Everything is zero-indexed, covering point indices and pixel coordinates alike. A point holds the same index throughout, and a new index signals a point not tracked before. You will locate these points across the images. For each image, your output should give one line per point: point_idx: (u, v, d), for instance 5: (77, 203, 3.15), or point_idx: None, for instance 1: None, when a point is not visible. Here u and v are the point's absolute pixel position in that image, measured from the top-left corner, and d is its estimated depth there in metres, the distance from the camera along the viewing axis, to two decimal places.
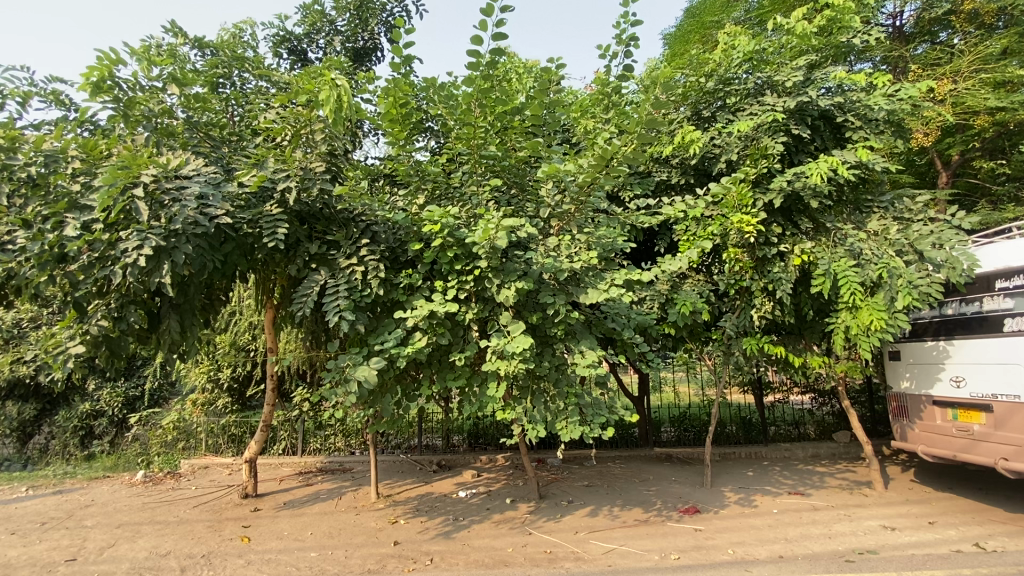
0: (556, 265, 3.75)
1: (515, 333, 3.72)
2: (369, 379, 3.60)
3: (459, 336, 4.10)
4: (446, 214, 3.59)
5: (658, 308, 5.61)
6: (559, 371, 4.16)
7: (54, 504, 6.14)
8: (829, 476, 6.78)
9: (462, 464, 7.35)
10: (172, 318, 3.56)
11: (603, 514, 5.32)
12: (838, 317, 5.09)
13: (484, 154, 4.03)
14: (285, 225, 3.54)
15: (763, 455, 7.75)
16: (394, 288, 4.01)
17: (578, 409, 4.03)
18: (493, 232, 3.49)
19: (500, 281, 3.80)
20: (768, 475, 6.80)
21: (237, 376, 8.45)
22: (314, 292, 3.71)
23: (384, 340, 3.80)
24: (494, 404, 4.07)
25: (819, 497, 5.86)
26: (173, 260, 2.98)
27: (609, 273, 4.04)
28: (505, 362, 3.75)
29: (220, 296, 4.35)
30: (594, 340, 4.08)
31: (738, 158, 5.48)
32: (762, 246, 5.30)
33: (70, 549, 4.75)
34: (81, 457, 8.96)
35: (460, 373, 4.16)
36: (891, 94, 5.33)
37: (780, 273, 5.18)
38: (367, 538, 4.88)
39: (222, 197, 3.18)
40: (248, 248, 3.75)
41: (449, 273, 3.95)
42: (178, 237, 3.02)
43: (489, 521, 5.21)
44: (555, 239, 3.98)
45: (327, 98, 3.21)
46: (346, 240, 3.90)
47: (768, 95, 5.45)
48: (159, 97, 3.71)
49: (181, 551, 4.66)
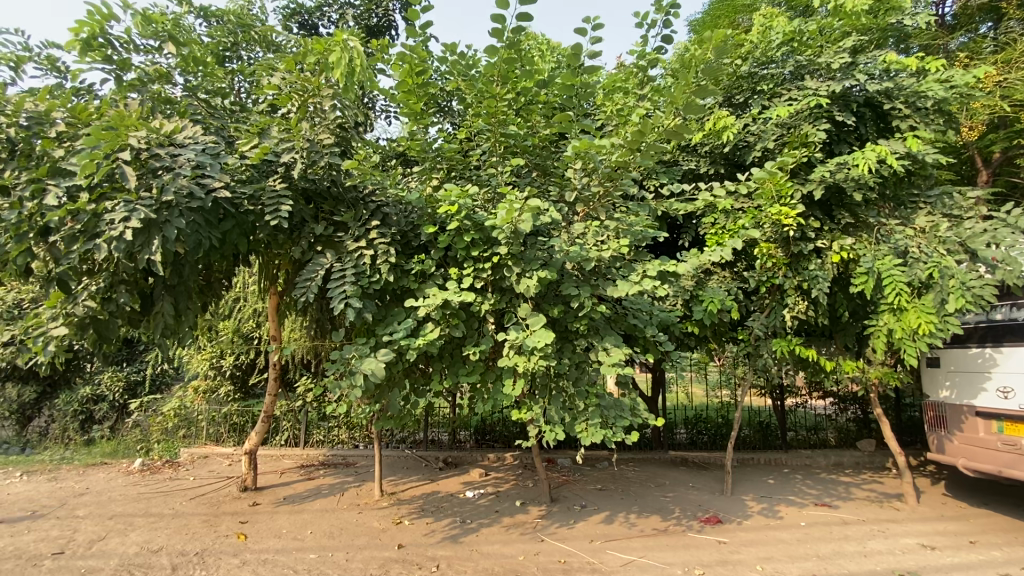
0: (582, 253, 3.42)
1: (535, 326, 3.42)
2: (376, 372, 3.29)
3: (474, 328, 3.79)
4: (465, 194, 3.28)
5: (682, 304, 5.29)
6: (579, 369, 3.86)
7: (48, 491, 5.94)
8: (855, 487, 6.44)
9: (468, 462, 7.09)
10: (165, 300, 3.28)
11: (619, 522, 5.01)
12: (880, 319, 4.74)
13: (506, 132, 3.69)
14: (289, 202, 3.26)
15: (783, 462, 7.42)
16: (404, 275, 3.70)
17: (600, 411, 3.73)
18: (516, 215, 3.18)
19: (521, 270, 3.49)
20: (790, 484, 6.48)
21: (240, 364, 8.23)
22: (319, 276, 3.41)
23: (393, 331, 3.50)
24: (509, 402, 3.77)
25: (848, 510, 5.53)
26: (165, 235, 2.69)
27: (639, 265, 3.70)
28: (524, 358, 3.44)
29: (219, 282, 4.08)
30: (619, 337, 3.76)
31: (774, 147, 5.08)
32: (798, 241, 4.97)
33: (59, 542, 4.52)
34: (81, 442, 8.78)
35: (474, 368, 3.85)
36: (943, 80, 4.94)
37: (816, 271, 4.85)
38: (369, 540, 4.60)
39: (220, 168, 2.89)
40: (249, 228, 3.46)
41: (464, 260, 3.65)
42: (171, 209, 2.74)
43: (498, 525, 4.93)
44: (581, 225, 3.65)
45: (338, 61, 2.90)
46: (354, 221, 3.60)
47: (809, 79, 5.08)
48: (152, 58, 3.42)
49: (173, 547, 4.41)
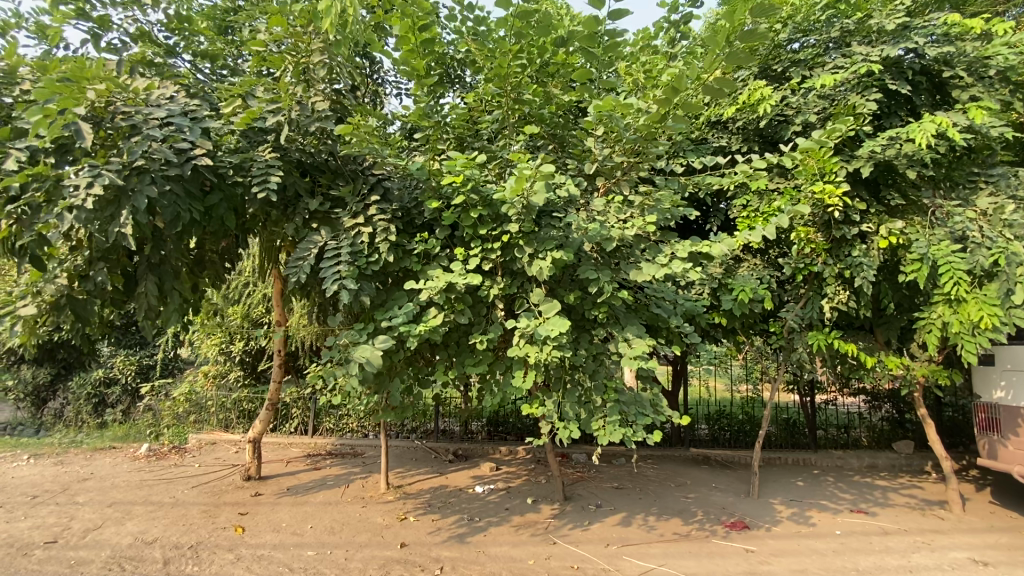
0: (602, 232, 3.05)
1: (549, 313, 3.08)
2: (372, 360, 3.00)
3: (482, 315, 3.46)
4: (472, 164, 2.93)
5: (709, 293, 4.91)
6: (596, 362, 3.53)
7: (52, 476, 5.86)
8: (892, 492, 6.01)
9: (480, 454, 6.83)
10: (148, 281, 3.02)
11: (637, 524, 4.69)
12: (933, 312, 4.29)
13: (518, 97, 3.31)
14: (278, 173, 2.98)
15: (812, 462, 7.00)
16: (406, 255, 3.39)
17: (619, 407, 3.38)
18: (527, 188, 2.84)
19: (533, 251, 3.14)
20: (820, 486, 6.07)
21: (249, 350, 7.93)
22: (312, 255, 3.11)
23: (394, 317, 3.19)
24: (519, 396, 3.45)
25: (886, 518, 5.11)
26: (134, 204, 2.41)
27: (666, 246, 3.32)
28: (535, 348, 3.11)
29: (217, 263, 3.84)
30: (641, 326, 3.38)
31: (817, 121, 4.62)
32: (840, 224, 4.53)
33: (54, 530, 4.39)
34: (94, 425, 8.75)
35: (482, 358, 3.53)
36: (1011, 45, 4.40)
37: (861, 257, 4.41)
38: (370, 537, 4.36)
39: (199, 131, 2.61)
40: (238, 201, 3.18)
41: (471, 239, 3.32)
42: (142, 176, 2.46)
43: (507, 524, 4.64)
44: (602, 201, 3.29)
45: (328, 9, 2.56)
46: (353, 196, 3.30)
47: (856, 45, 4.60)
48: (132, 13, 3.15)
49: (168, 539, 4.23)
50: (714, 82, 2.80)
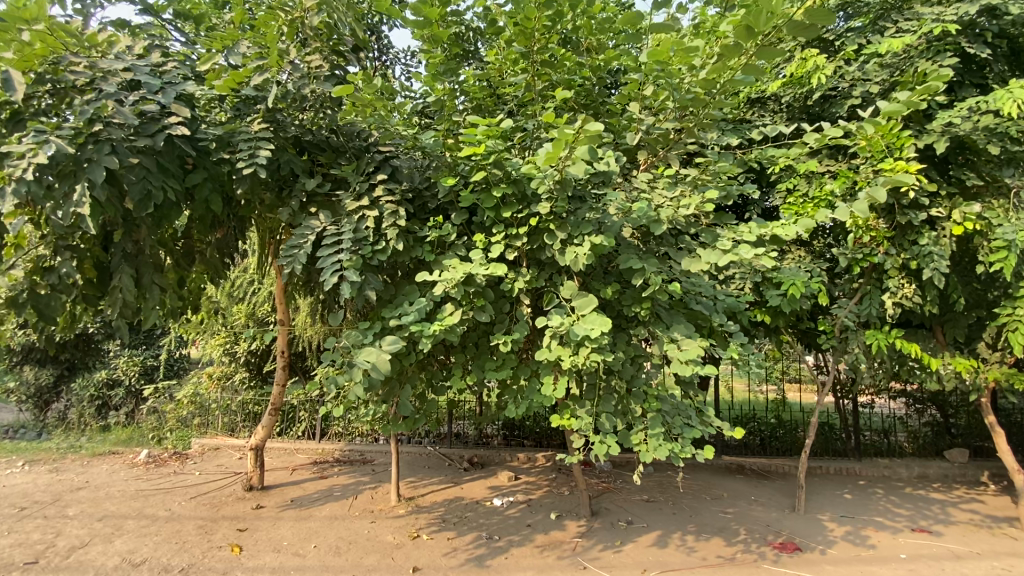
0: (648, 213, 2.58)
1: (584, 310, 2.62)
2: (378, 366, 2.55)
3: (505, 312, 3.01)
4: (496, 133, 2.47)
5: (752, 288, 4.41)
6: (633, 365, 3.08)
7: (45, 485, 5.52)
8: (951, 506, 5.47)
9: (496, 462, 6.40)
10: (122, 273, 2.59)
11: (675, 546, 4.21)
12: (1019, 307, 3.77)
13: (546, 57, 2.89)
14: (269, 147, 2.57)
15: (857, 472, 6.45)
16: (417, 243, 2.94)
17: (662, 418, 2.92)
18: (564, 157, 2.38)
19: (566, 236, 2.67)
20: (870, 499, 5.55)
21: (254, 350, 7.63)
22: (309, 242, 2.69)
23: (404, 314, 2.73)
24: (547, 405, 2.99)
25: (953, 539, 4.59)
26: (90, 176, 2.01)
27: (722, 229, 2.81)
28: (569, 350, 2.64)
29: (216, 257, 3.39)
30: (690, 325, 2.86)
31: (878, 92, 4.12)
32: (906, 209, 4.03)
33: (36, 548, 4.01)
34: (97, 428, 8.42)
35: (503, 362, 3.09)
36: None
37: (931, 245, 3.91)
38: (379, 559, 3.93)
39: (173, 94, 2.24)
40: (224, 181, 2.77)
41: (493, 224, 2.87)
42: (100, 145, 2.06)
43: (529, 544, 4.20)
44: (646, 176, 2.82)
45: None
46: (356, 175, 2.87)
47: (923, 5, 4.08)
48: None
49: (158, 560, 3.84)
50: (802, 16, 2.11)
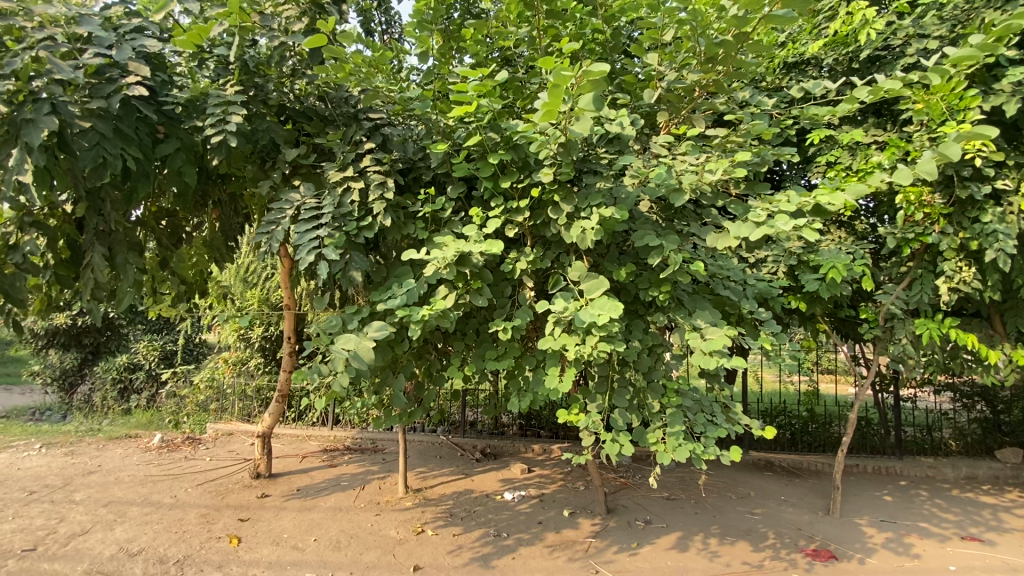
0: (668, 180, 2.23)
1: (592, 292, 2.31)
2: (360, 355, 2.30)
3: (506, 296, 2.71)
4: (490, 88, 2.16)
5: (786, 272, 4.00)
6: (651, 357, 2.76)
7: (59, 468, 5.53)
8: (1004, 511, 4.98)
9: (510, 453, 6.16)
10: (91, 251, 2.37)
11: (696, 550, 3.90)
12: None
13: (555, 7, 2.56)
14: (240, 110, 2.31)
15: (897, 471, 5.97)
16: (409, 220, 2.66)
17: (682, 414, 2.59)
18: (566, 113, 2.05)
19: (573, 209, 2.35)
20: (912, 502, 5.11)
21: (269, 336, 7.57)
22: (287, 218, 2.45)
23: (392, 297, 2.46)
24: (553, 399, 2.69)
25: (1010, 549, 4.14)
26: (28, 139, 1.80)
27: (754, 200, 2.43)
28: (575, 338, 2.33)
29: (212, 237, 3.18)
30: (716, 312, 2.52)
31: (938, 48, 3.63)
32: (966, 182, 3.57)
33: (38, 534, 3.96)
34: (119, 411, 8.48)
35: (506, 350, 2.80)
36: None
37: (995, 222, 3.45)
38: (380, 556, 3.74)
39: (127, 50, 2.02)
40: (200, 152, 2.54)
41: (491, 197, 2.57)
42: (40, 104, 1.85)
43: (539, 544, 3.95)
44: (667, 138, 2.46)
45: None
46: (342, 143, 2.60)
47: None
48: None
49: (154, 550, 3.74)
50: None
